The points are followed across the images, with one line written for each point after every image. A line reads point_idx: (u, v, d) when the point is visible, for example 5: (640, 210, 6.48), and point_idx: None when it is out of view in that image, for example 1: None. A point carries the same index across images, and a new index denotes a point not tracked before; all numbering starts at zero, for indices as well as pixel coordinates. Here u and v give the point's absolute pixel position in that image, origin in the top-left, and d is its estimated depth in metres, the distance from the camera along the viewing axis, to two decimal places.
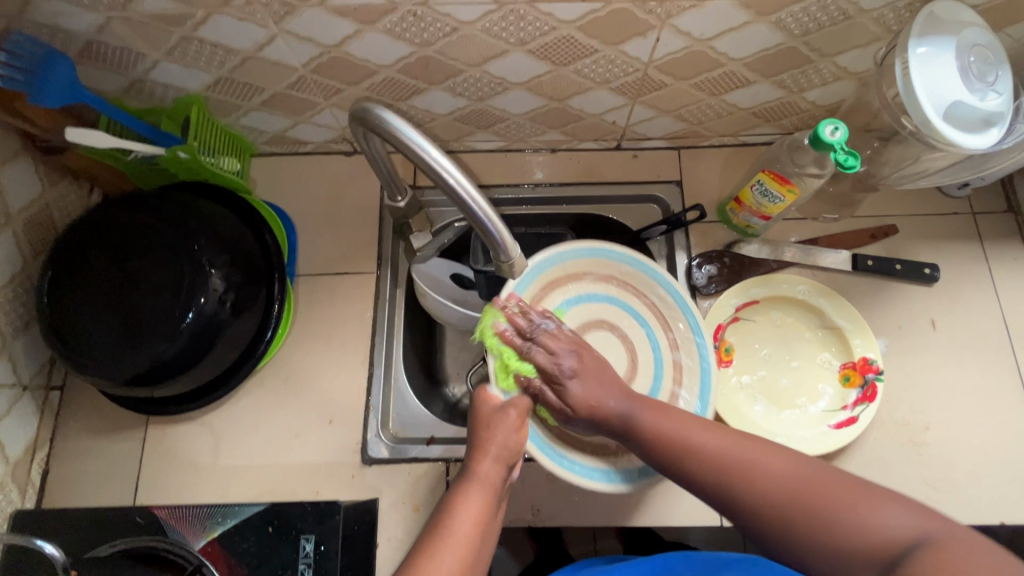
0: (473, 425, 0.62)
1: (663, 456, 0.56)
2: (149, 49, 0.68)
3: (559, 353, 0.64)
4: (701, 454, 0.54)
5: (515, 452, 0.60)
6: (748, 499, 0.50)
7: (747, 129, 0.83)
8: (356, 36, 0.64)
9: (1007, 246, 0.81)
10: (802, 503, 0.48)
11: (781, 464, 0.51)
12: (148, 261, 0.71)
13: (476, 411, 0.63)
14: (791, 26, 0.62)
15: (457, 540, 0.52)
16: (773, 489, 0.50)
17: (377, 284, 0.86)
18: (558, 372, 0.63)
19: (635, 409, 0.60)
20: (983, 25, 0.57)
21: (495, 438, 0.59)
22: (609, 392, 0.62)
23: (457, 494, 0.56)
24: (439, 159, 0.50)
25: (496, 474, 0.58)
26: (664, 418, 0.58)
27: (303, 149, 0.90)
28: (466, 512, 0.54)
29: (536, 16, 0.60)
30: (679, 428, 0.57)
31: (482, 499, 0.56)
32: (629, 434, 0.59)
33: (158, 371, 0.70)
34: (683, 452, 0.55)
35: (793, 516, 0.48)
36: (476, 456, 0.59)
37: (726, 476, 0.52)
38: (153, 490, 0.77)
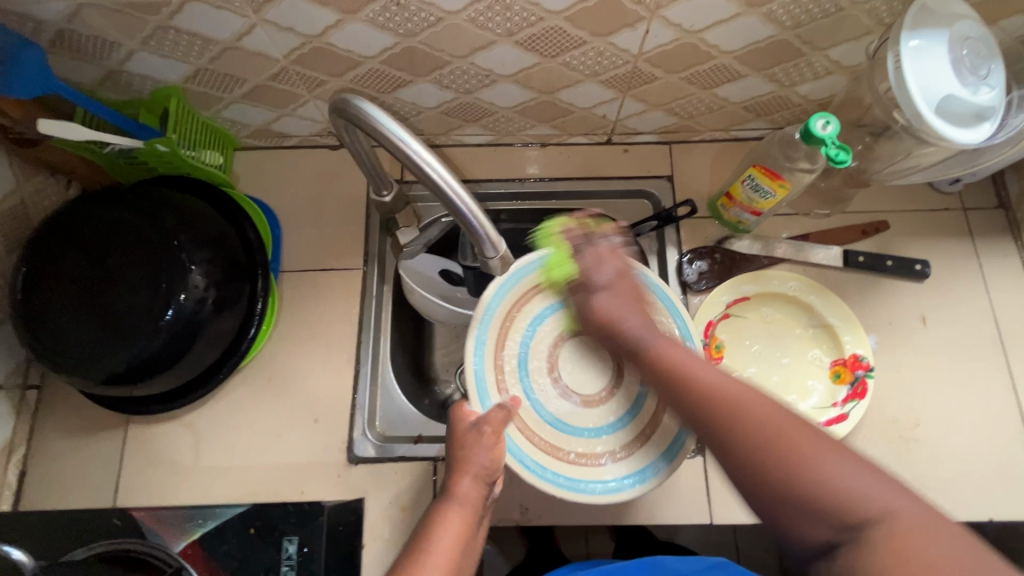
0: (450, 444, 0.64)
1: (660, 378, 0.58)
2: (123, 39, 0.65)
3: (597, 270, 0.68)
4: (692, 382, 0.55)
5: (493, 468, 0.62)
6: (727, 435, 0.50)
7: (738, 124, 0.82)
8: (338, 26, 0.63)
9: (998, 242, 0.81)
10: (772, 442, 0.48)
11: (773, 409, 0.50)
12: (125, 257, 0.69)
13: (451, 432, 0.64)
14: (783, 18, 0.61)
15: (436, 557, 0.55)
16: (759, 427, 0.49)
17: (364, 280, 0.84)
18: (590, 281, 0.68)
19: (648, 333, 0.63)
20: (976, 17, 0.56)
21: (471, 460, 0.61)
22: (628, 313, 0.65)
23: (437, 513, 0.59)
24: (422, 154, 0.48)
25: (474, 492, 0.61)
26: (669, 346, 0.60)
27: (288, 143, 0.88)
28: (445, 532, 0.57)
29: (522, 7, 0.59)
30: (686, 362, 0.58)
31: (461, 517, 0.59)
32: (639, 351, 0.62)
33: (137, 370, 0.68)
34: (683, 379, 0.56)
35: (771, 457, 0.47)
36: (454, 475, 0.61)
37: (710, 406, 0.53)
38: (134, 491, 0.75)
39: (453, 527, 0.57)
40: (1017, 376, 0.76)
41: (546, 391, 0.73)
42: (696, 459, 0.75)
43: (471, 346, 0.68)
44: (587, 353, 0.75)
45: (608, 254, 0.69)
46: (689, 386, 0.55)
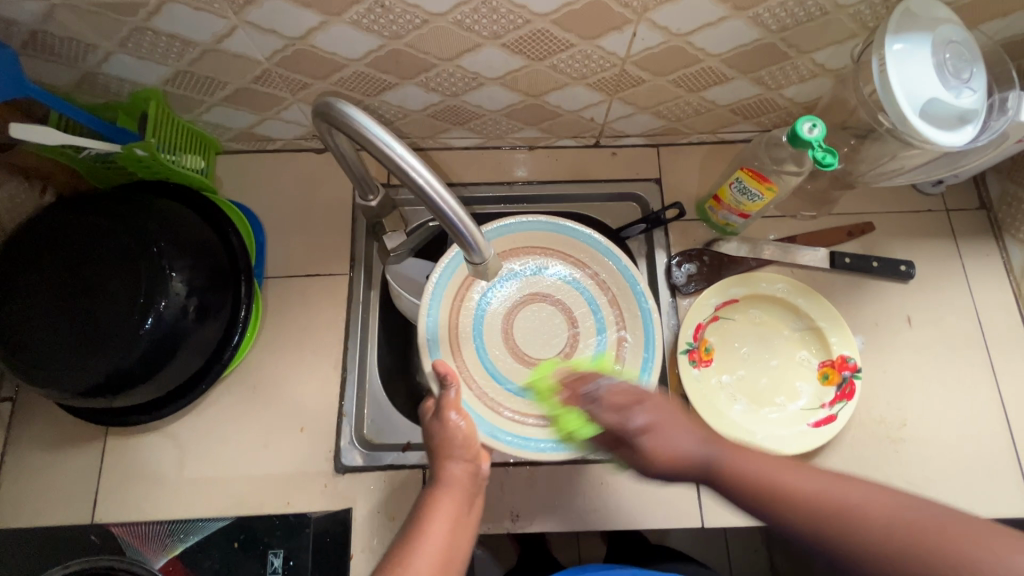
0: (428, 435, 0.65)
1: (749, 497, 0.51)
2: (100, 40, 0.64)
3: (626, 403, 0.58)
4: (791, 495, 0.49)
5: (474, 446, 0.64)
6: (855, 548, 0.45)
7: (725, 126, 0.82)
8: (321, 28, 0.62)
9: (980, 242, 0.82)
10: (918, 549, 0.43)
11: (886, 500, 0.46)
12: (102, 264, 0.67)
13: (426, 423, 0.67)
14: (768, 21, 0.61)
15: (430, 537, 0.56)
16: (889, 528, 0.45)
17: (350, 285, 0.83)
18: (612, 424, 0.58)
19: (706, 450, 0.54)
20: (958, 21, 0.57)
21: (450, 443, 0.63)
22: (676, 435, 0.56)
23: (427, 497, 0.61)
24: (407, 157, 0.47)
25: (462, 472, 0.62)
26: (732, 461, 0.53)
27: (271, 147, 0.87)
28: (438, 516, 0.58)
29: (509, 9, 0.58)
30: (763, 470, 0.51)
31: (452, 499, 0.60)
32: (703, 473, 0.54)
33: (115, 381, 0.66)
34: (772, 494, 0.50)
35: (926, 561, 0.43)
36: (438, 461, 0.63)
37: (824, 530, 0.47)
38: (113, 506, 0.73)
39: (445, 508, 0.59)
40: (1000, 375, 0.77)
41: (508, 363, 0.74)
42: None
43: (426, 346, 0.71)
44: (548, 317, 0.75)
45: (622, 396, 0.59)
46: (788, 515, 0.48)
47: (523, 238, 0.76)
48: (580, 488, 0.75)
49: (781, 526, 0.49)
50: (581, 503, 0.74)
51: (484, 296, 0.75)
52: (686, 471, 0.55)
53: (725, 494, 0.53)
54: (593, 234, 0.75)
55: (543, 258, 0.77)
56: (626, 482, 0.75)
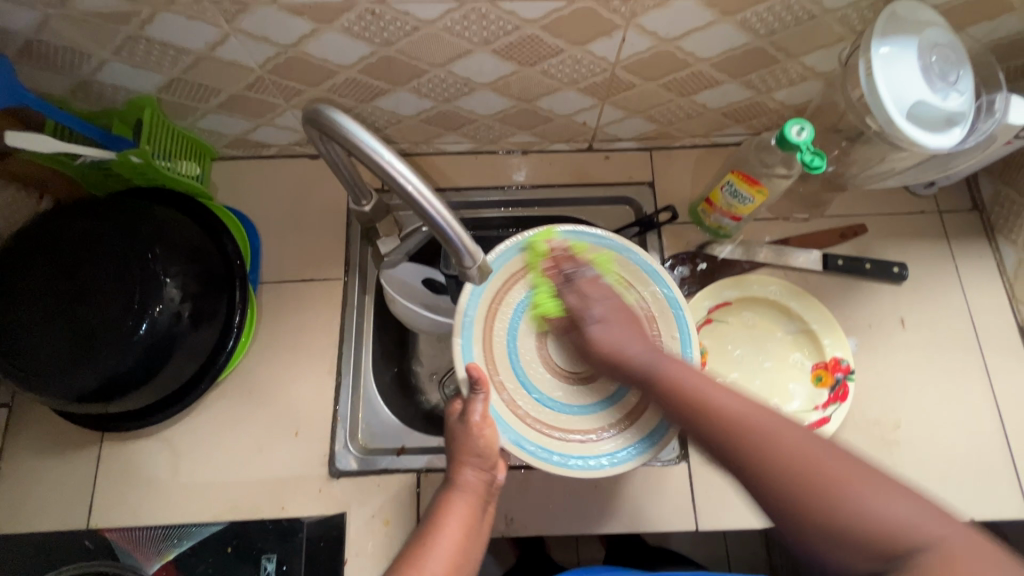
0: (449, 433, 0.63)
1: (677, 406, 0.55)
2: (95, 49, 0.64)
3: (593, 296, 0.66)
4: (714, 409, 0.52)
5: (493, 452, 0.61)
6: (748, 462, 0.48)
7: (717, 130, 0.82)
8: (313, 35, 0.62)
9: (973, 244, 0.82)
10: (819, 478, 0.45)
11: (803, 436, 0.48)
12: (97, 270, 0.67)
13: (451, 423, 0.64)
14: (757, 26, 0.61)
15: (441, 544, 0.56)
16: (788, 453, 0.47)
17: (345, 290, 0.83)
18: (574, 309, 0.67)
19: (649, 354, 0.61)
20: (944, 24, 0.57)
21: (469, 451, 0.61)
22: (627, 335, 0.63)
23: (442, 501, 0.60)
24: (395, 164, 0.48)
25: (479, 479, 0.61)
26: (674, 365, 0.59)
27: (266, 153, 0.87)
28: (450, 523, 0.58)
29: (499, 15, 0.59)
30: (697, 386, 0.55)
31: (466, 506, 0.60)
32: (637, 368, 0.61)
33: (110, 386, 0.67)
34: (701, 406, 0.53)
35: (803, 488, 0.45)
36: (455, 466, 0.61)
37: (729, 430, 0.50)
38: (107, 511, 0.73)
39: (459, 516, 0.59)
40: (994, 376, 0.77)
41: (538, 372, 0.68)
42: (682, 466, 0.75)
43: (459, 337, 0.65)
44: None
45: (588, 295, 0.66)
46: (703, 410, 0.53)
47: (565, 241, 0.71)
48: (575, 492, 0.75)
49: (688, 419, 0.54)
50: (576, 508, 0.74)
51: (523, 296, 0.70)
52: (625, 363, 0.62)
53: (655, 391, 0.59)
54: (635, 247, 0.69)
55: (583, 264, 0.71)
56: (621, 485, 0.75)
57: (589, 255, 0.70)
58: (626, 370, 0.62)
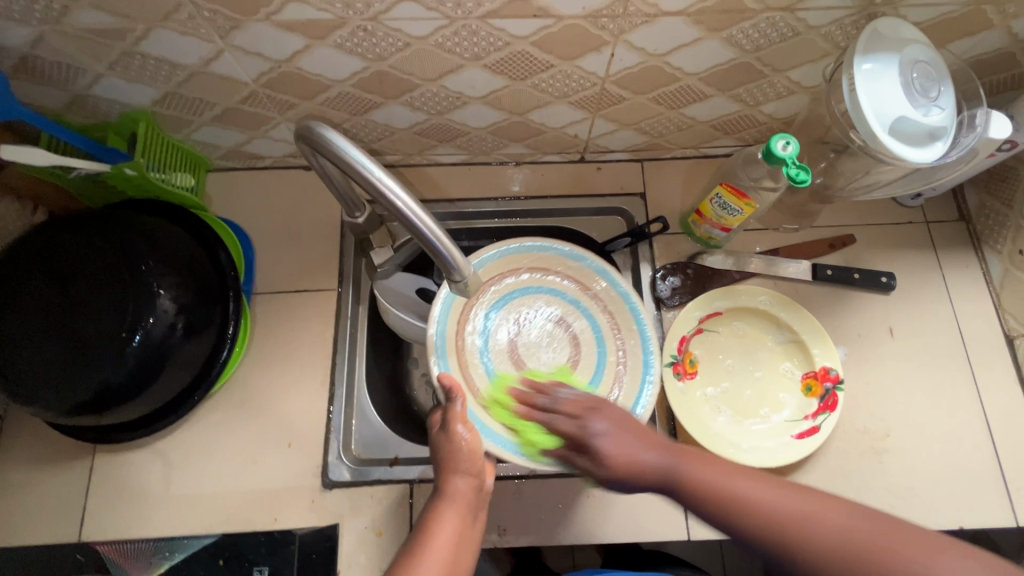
0: (433, 446, 0.64)
1: (704, 506, 0.52)
2: (90, 64, 0.65)
3: (583, 415, 0.62)
4: (747, 502, 0.50)
5: (478, 458, 0.63)
6: (801, 553, 0.47)
7: (707, 142, 0.83)
8: (306, 51, 0.63)
9: (960, 253, 0.83)
10: (862, 557, 0.45)
11: (843, 515, 0.48)
12: (89, 283, 0.68)
13: (435, 433, 0.65)
14: (743, 42, 0.63)
15: (434, 550, 0.56)
16: (840, 539, 0.46)
17: (339, 301, 0.84)
18: (567, 427, 0.62)
19: (661, 455, 0.57)
20: (925, 41, 0.58)
21: (456, 459, 0.62)
22: (632, 437, 0.59)
23: (431, 512, 0.60)
24: (386, 181, 0.49)
25: (467, 487, 0.61)
26: (680, 457, 0.56)
27: (261, 164, 0.88)
28: (441, 529, 0.58)
29: (489, 32, 0.60)
30: (723, 478, 0.53)
31: (456, 514, 0.59)
32: (643, 471, 0.57)
33: (103, 398, 0.67)
34: (731, 502, 0.51)
35: (865, 566, 0.45)
36: (443, 475, 0.61)
37: (752, 520, 0.49)
38: (100, 523, 0.73)
39: (450, 524, 0.58)
40: (981, 385, 0.78)
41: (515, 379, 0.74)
42: None
43: (434, 358, 0.71)
44: (550, 336, 0.76)
45: (574, 415, 0.63)
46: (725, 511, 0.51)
47: (529, 257, 0.77)
48: (567, 502, 0.75)
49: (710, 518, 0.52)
50: (567, 517, 0.75)
51: (490, 313, 0.76)
52: (633, 470, 0.57)
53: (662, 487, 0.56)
54: (589, 255, 0.76)
55: (545, 277, 0.78)
56: (614, 495, 0.75)
57: (551, 266, 0.78)
58: (633, 478, 0.57)
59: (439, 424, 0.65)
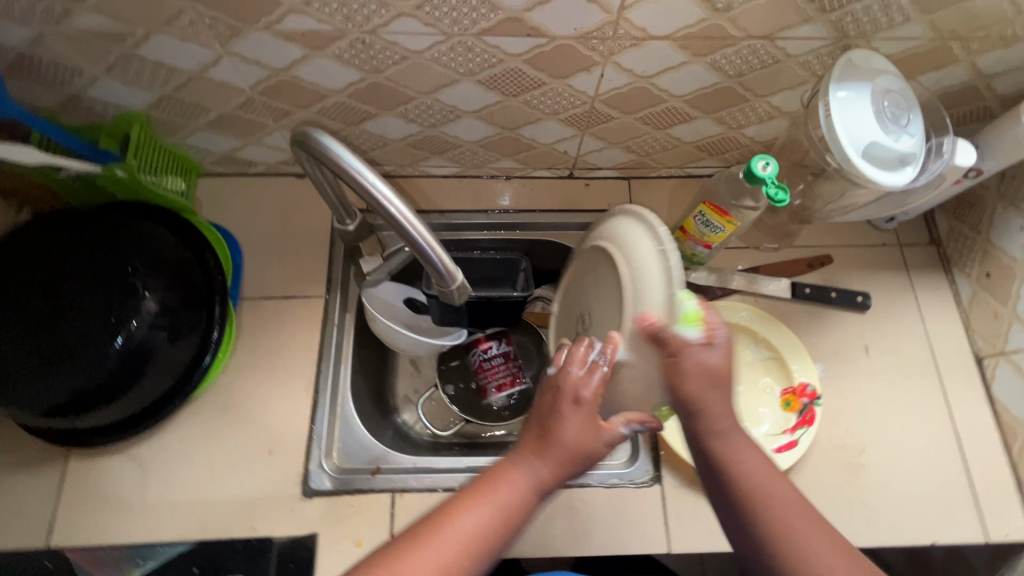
0: (543, 404, 0.57)
1: (745, 498, 0.52)
2: (87, 65, 0.65)
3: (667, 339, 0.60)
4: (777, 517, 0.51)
5: (581, 462, 0.54)
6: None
7: (692, 162, 0.86)
8: (304, 60, 0.64)
9: (931, 276, 0.87)
10: None
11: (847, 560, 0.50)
12: (74, 283, 0.67)
13: (560, 400, 0.55)
14: (726, 68, 0.65)
15: (477, 519, 0.51)
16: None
17: (326, 308, 0.84)
18: (718, 403, 0.54)
19: (802, 515, 0.52)
20: (895, 72, 0.61)
21: (562, 447, 0.53)
22: (767, 472, 0.54)
23: (503, 472, 0.54)
24: (380, 187, 0.50)
25: (551, 481, 0.53)
26: (809, 517, 0.52)
27: (253, 170, 0.88)
28: (500, 495, 0.52)
29: (483, 49, 0.62)
30: (771, 488, 0.53)
31: (524, 497, 0.53)
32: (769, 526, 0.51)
33: (82, 399, 0.66)
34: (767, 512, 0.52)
35: None
36: (539, 450, 0.54)
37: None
38: (69, 530, 0.71)
39: (513, 502, 0.52)
40: (952, 402, 0.81)
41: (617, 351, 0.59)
42: (656, 487, 0.76)
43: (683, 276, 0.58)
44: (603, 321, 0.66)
45: (716, 421, 0.54)
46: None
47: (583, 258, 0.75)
48: (549, 514, 0.75)
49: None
50: (551, 531, 0.74)
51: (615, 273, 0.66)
52: (750, 512, 0.52)
53: (761, 538, 0.51)
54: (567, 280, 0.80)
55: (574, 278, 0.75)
56: (596, 507, 0.75)
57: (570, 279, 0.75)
58: (747, 509, 0.52)
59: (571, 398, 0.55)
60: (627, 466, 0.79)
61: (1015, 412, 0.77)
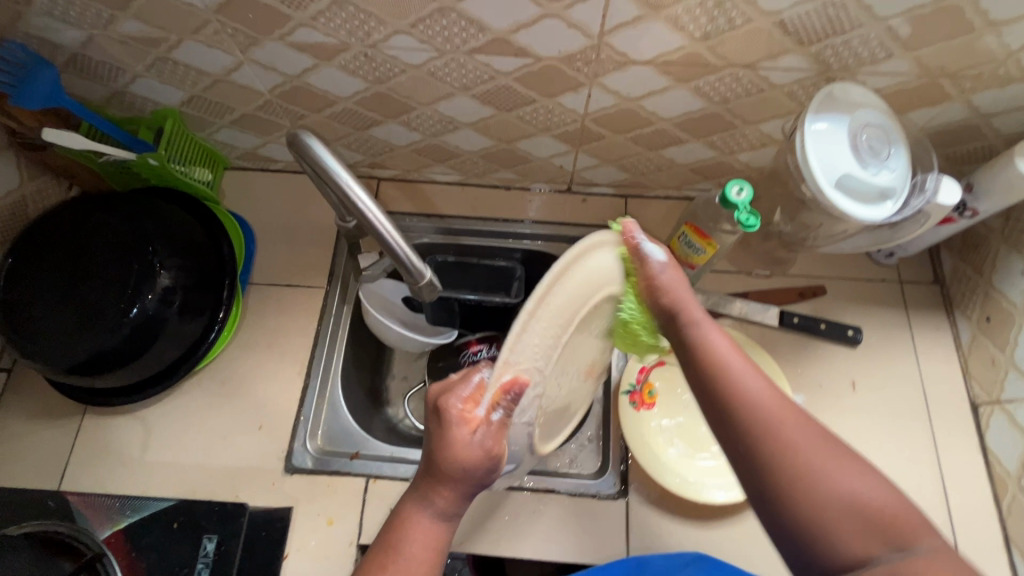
0: (429, 435, 0.53)
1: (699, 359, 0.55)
2: (130, 65, 0.74)
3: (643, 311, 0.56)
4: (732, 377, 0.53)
5: (474, 485, 0.53)
6: (752, 429, 0.50)
7: (687, 185, 0.86)
8: (314, 69, 0.70)
9: (931, 316, 0.84)
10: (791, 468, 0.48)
11: (804, 425, 0.50)
12: (103, 258, 0.75)
13: (442, 437, 0.51)
14: (711, 93, 0.67)
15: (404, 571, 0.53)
16: (785, 437, 0.49)
17: (325, 298, 0.90)
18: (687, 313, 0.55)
19: (762, 386, 0.52)
20: (876, 105, 0.62)
21: (453, 479, 0.52)
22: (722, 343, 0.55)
23: (407, 517, 0.55)
24: (355, 189, 0.57)
25: (451, 506, 0.55)
26: (766, 388, 0.52)
27: (274, 167, 0.96)
28: (419, 543, 0.54)
29: (475, 65, 0.66)
30: (726, 355, 0.54)
31: (434, 529, 0.55)
32: (718, 376, 0.53)
33: (98, 361, 0.73)
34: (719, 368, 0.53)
35: (779, 471, 0.48)
36: (432, 485, 0.54)
37: (784, 471, 0.48)
38: (77, 478, 0.78)
39: (427, 541, 0.54)
40: (940, 448, 0.78)
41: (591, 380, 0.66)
42: (621, 501, 0.76)
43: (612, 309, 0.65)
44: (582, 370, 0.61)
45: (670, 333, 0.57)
46: (769, 456, 0.49)
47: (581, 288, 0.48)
48: (513, 515, 0.76)
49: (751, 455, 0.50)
50: (511, 533, 0.75)
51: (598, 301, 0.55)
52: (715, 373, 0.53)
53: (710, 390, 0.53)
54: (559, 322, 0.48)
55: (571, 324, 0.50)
56: (559, 516, 0.76)
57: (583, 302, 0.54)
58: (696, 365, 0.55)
59: (459, 429, 0.50)
60: (596, 477, 0.79)
61: (1008, 464, 0.74)
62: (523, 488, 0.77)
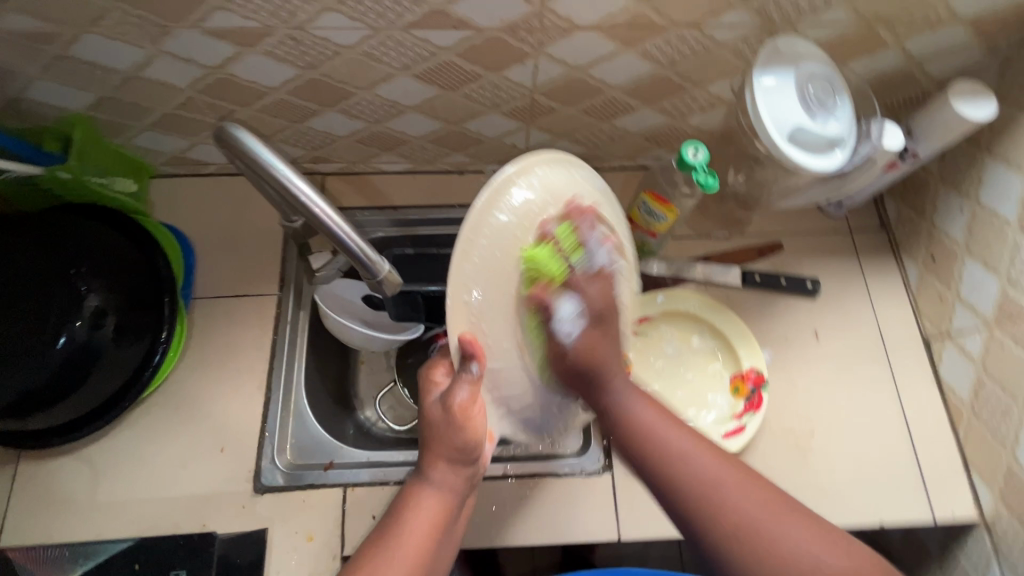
0: (425, 417, 0.60)
1: (688, 486, 0.54)
2: (21, 67, 0.66)
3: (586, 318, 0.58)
4: (719, 493, 0.53)
5: (461, 452, 0.58)
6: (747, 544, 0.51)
7: (641, 153, 0.85)
8: (237, 58, 0.65)
9: (882, 261, 0.87)
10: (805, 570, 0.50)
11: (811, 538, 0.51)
12: (14, 285, 0.68)
13: (427, 406, 0.60)
14: (658, 57, 0.66)
15: (406, 544, 0.56)
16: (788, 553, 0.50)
17: (279, 305, 0.84)
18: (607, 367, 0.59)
19: (751, 499, 0.53)
20: (820, 57, 0.63)
21: (441, 442, 0.57)
22: (698, 449, 0.56)
23: (411, 493, 0.59)
24: (297, 183, 0.52)
25: (450, 476, 0.59)
26: (756, 496, 0.53)
27: (206, 170, 0.89)
28: (420, 519, 0.57)
29: (413, 42, 0.63)
30: (708, 470, 0.55)
31: (437, 505, 0.58)
32: (706, 490, 0.53)
33: (26, 400, 0.66)
34: (709, 485, 0.54)
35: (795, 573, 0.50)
36: (428, 458, 0.59)
37: None
38: (19, 531, 0.71)
39: (429, 514, 0.58)
40: (901, 385, 0.81)
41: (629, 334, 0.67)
42: (605, 474, 0.76)
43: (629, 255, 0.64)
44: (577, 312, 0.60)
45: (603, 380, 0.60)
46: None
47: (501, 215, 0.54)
48: (500, 504, 0.74)
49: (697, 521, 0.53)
50: (499, 522, 0.73)
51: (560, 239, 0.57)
52: (710, 503, 0.53)
53: (701, 517, 0.53)
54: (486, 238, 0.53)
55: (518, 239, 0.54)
56: (547, 499, 0.75)
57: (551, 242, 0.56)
58: (682, 493, 0.54)
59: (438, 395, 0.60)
60: (580, 455, 0.78)
61: (961, 392, 0.78)
62: (507, 476, 0.75)
